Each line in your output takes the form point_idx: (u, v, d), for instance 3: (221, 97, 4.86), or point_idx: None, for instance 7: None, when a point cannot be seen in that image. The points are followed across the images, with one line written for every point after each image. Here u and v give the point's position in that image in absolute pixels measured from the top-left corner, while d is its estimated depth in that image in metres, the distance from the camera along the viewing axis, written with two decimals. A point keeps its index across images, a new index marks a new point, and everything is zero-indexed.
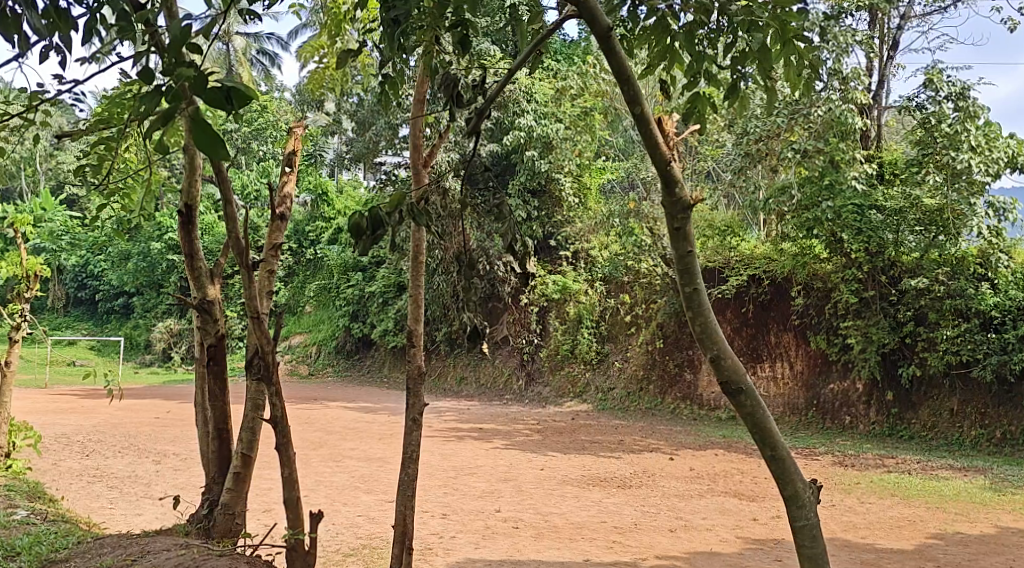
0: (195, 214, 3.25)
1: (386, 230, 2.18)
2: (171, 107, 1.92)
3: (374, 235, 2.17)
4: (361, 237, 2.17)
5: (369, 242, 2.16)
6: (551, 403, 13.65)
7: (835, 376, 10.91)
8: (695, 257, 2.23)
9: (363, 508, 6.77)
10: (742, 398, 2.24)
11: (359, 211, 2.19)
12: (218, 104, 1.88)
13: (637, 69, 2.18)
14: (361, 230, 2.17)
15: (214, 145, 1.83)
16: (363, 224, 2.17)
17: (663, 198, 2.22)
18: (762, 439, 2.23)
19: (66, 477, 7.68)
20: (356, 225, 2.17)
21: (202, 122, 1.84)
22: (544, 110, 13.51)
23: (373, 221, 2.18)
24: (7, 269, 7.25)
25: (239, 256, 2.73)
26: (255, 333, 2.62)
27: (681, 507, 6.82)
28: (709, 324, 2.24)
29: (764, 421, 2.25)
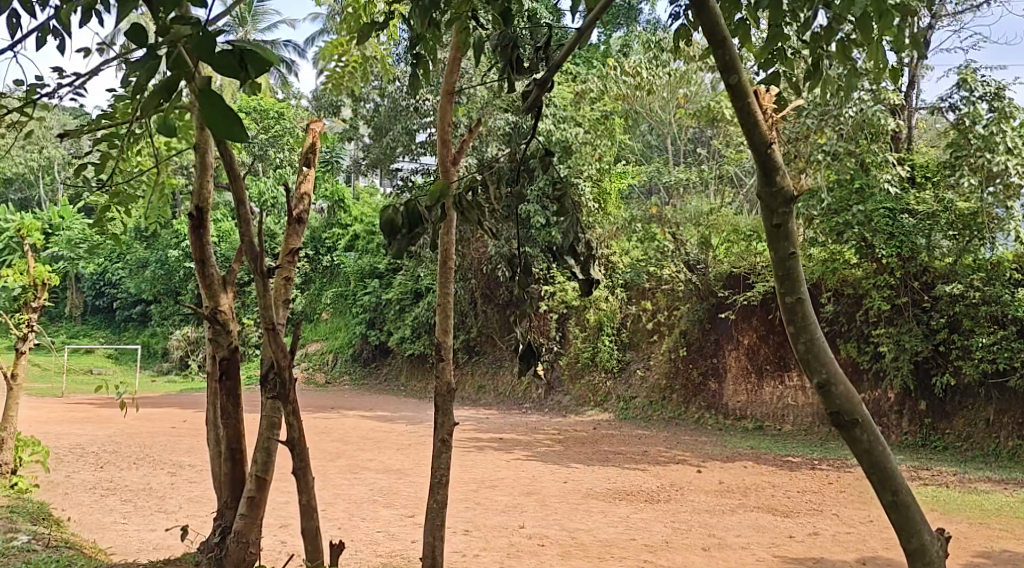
0: (205, 215, 2.99)
1: (423, 228, 1.96)
2: (173, 77, 1.71)
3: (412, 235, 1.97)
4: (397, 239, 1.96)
5: (408, 243, 1.95)
6: (571, 412, 13.40)
7: (865, 385, 10.63)
8: (797, 259, 2.01)
9: (382, 524, 6.55)
10: (858, 432, 2.00)
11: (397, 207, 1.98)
12: (232, 71, 1.68)
13: (732, 31, 1.96)
14: (397, 229, 1.96)
15: (233, 121, 1.61)
16: (397, 219, 1.96)
17: (761, 187, 2.00)
18: (882, 481, 1.99)
19: (79, 491, 7.50)
20: (387, 223, 1.96)
21: (213, 96, 1.64)
22: (564, 114, 13.08)
23: (411, 217, 1.97)
24: (14, 277, 7.10)
25: (253, 261, 2.49)
26: (271, 347, 2.36)
27: (713, 523, 6.56)
28: (815, 341, 2.01)
29: (883, 459, 2.00)
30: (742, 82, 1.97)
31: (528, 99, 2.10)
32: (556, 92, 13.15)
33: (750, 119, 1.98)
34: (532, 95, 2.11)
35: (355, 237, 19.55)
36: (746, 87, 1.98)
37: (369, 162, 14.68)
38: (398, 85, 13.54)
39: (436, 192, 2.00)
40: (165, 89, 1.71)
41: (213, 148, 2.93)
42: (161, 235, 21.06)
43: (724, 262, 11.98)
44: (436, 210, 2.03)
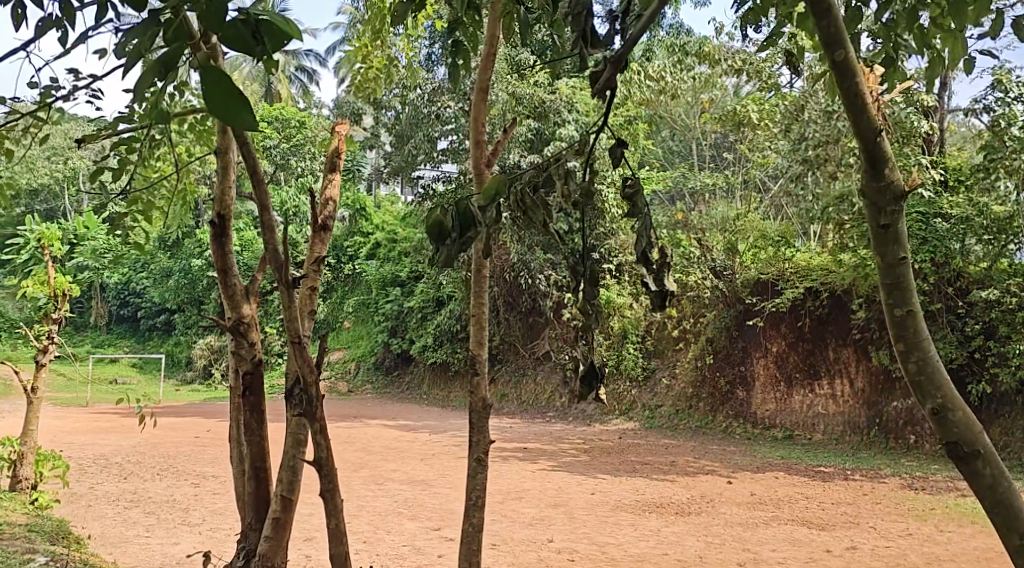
0: (227, 224, 2.67)
1: (476, 232, 1.83)
2: (174, 50, 1.51)
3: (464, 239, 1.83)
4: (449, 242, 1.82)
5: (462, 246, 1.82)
6: (596, 421, 13.27)
7: (898, 394, 10.38)
8: (907, 267, 1.84)
9: (408, 537, 6.42)
10: (979, 464, 1.79)
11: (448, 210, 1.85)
12: (244, 44, 1.48)
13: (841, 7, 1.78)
14: (448, 233, 1.83)
15: (238, 104, 1.44)
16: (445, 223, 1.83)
17: (869, 186, 1.84)
18: (1004, 516, 1.77)
19: (102, 503, 7.43)
20: (435, 227, 1.83)
21: (217, 73, 1.46)
22: (587, 120, 13.02)
23: (462, 219, 1.83)
24: (34, 288, 7.03)
25: (278, 272, 2.28)
26: (295, 360, 2.20)
27: (748, 537, 6.39)
28: (929, 360, 1.83)
29: (1006, 493, 1.78)
30: (847, 61, 1.79)
31: (602, 78, 1.88)
32: (578, 97, 13.04)
33: (859, 103, 1.80)
34: (604, 75, 1.89)
35: (377, 245, 19.56)
36: (854, 67, 1.79)
37: (390, 169, 14.55)
38: (421, 92, 13.49)
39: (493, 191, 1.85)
40: (167, 63, 1.51)
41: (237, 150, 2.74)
42: (185, 244, 21.11)
43: (752, 269, 11.75)
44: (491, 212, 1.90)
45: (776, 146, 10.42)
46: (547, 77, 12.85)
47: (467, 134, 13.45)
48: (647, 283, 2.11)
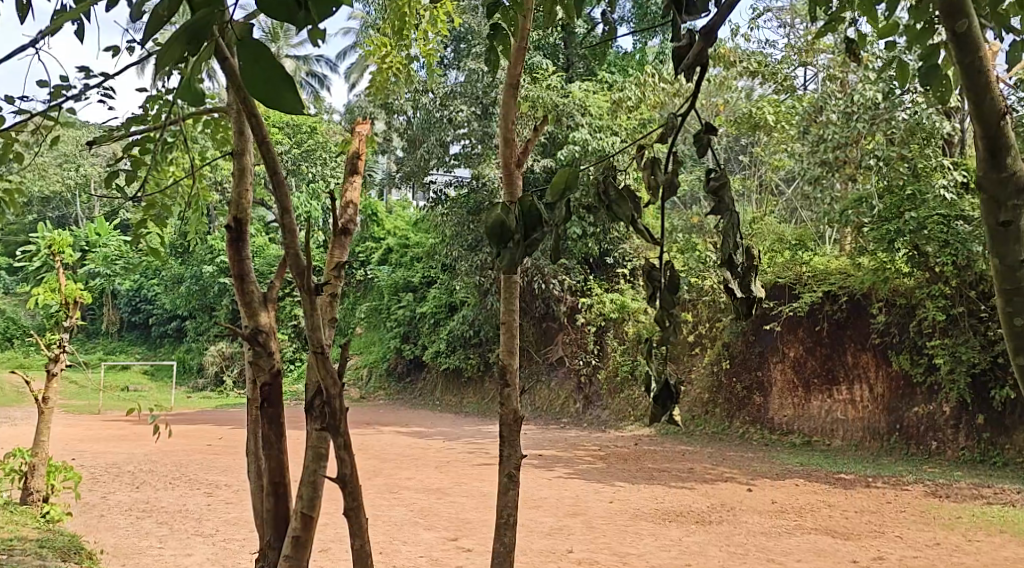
0: (244, 228, 2.57)
1: (541, 234, 1.67)
2: (202, 16, 1.32)
3: (526, 243, 1.67)
4: (510, 244, 1.67)
5: (526, 251, 1.67)
6: (611, 427, 13.15)
7: (919, 400, 10.23)
8: None
9: (425, 548, 6.31)
10: None
11: (511, 209, 1.69)
12: (285, 11, 1.26)
13: None
14: (511, 235, 1.67)
15: (271, 91, 1.31)
16: (504, 221, 1.67)
17: (989, 185, 1.68)
18: None
19: (115, 514, 7.34)
20: (497, 226, 1.67)
21: (258, 48, 1.33)
22: (601, 123, 12.82)
23: (526, 220, 1.67)
24: (45, 296, 6.94)
25: (298, 277, 2.11)
26: (317, 370, 2.07)
27: (772, 548, 6.26)
28: None
29: None
30: (970, 31, 1.63)
31: (692, 53, 1.74)
32: (592, 101, 12.92)
33: (982, 81, 1.64)
34: (693, 53, 1.76)
35: (389, 251, 19.58)
36: (977, 38, 1.63)
37: (402, 175, 14.30)
38: (433, 96, 13.43)
39: (559, 186, 1.71)
40: (195, 29, 1.32)
41: (254, 154, 2.64)
42: (196, 251, 21.07)
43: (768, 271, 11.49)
44: (559, 209, 1.74)
45: (793, 149, 10.29)
46: (559, 80, 12.78)
47: (480, 139, 13.41)
48: (730, 289, 1.99)
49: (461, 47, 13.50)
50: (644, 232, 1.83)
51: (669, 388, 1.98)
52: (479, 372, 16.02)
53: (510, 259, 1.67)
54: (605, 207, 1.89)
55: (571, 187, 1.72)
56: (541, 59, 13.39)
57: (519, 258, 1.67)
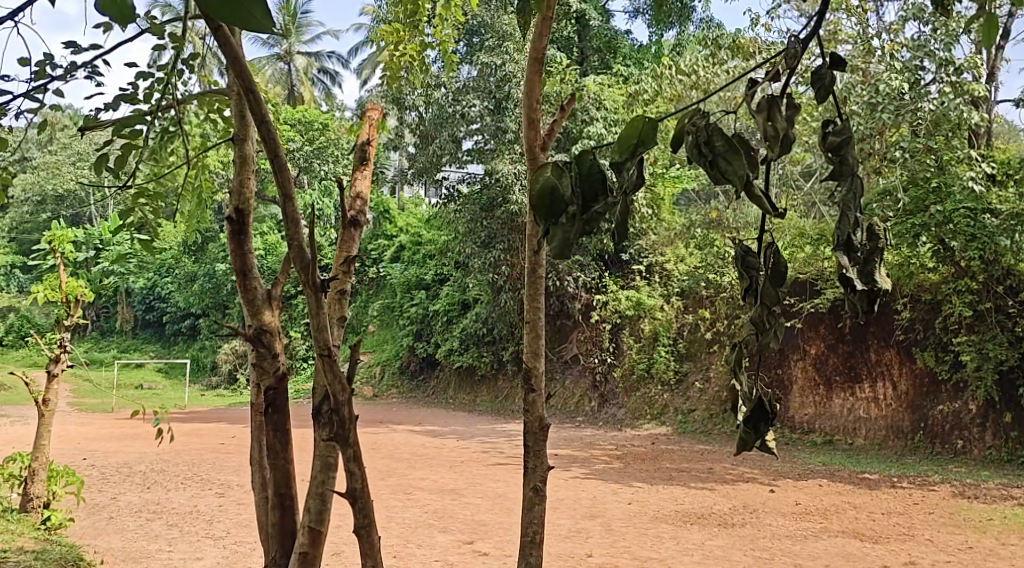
0: (246, 218, 2.38)
1: (602, 205, 1.51)
2: None
3: (585, 216, 1.51)
4: (562, 219, 1.51)
5: (586, 228, 1.50)
6: (627, 425, 12.97)
7: (944, 397, 10.02)
8: None
9: (439, 552, 6.13)
10: None
11: (568, 176, 1.51)
12: None
13: None
14: (564, 206, 1.51)
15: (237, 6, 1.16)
16: (556, 185, 1.50)
17: None
18: None
19: (123, 516, 7.19)
20: (547, 194, 1.50)
21: None
22: (615, 117, 12.71)
23: (583, 186, 1.51)
24: (46, 293, 6.74)
25: (302, 271, 1.92)
26: (327, 374, 1.88)
27: (798, 552, 6.06)
28: None
29: None
30: None
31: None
32: (607, 95, 12.82)
33: None
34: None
35: (401, 248, 19.49)
36: None
37: (414, 171, 14.12)
38: (445, 91, 13.24)
39: (628, 143, 1.53)
40: None
41: (256, 142, 2.46)
42: (209, 249, 21.01)
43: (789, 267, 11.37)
44: (630, 169, 1.55)
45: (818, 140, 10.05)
46: (572, 74, 12.64)
47: (493, 134, 13.21)
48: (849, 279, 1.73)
49: (473, 40, 13.30)
50: (759, 197, 1.53)
51: (763, 405, 1.84)
52: (492, 370, 15.86)
53: (564, 235, 1.51)
54: (707, 166, 1.55)
55: (644, 143, 1.54)
56: (553, 53, 13.22)
57: (578, 234, 1.51)
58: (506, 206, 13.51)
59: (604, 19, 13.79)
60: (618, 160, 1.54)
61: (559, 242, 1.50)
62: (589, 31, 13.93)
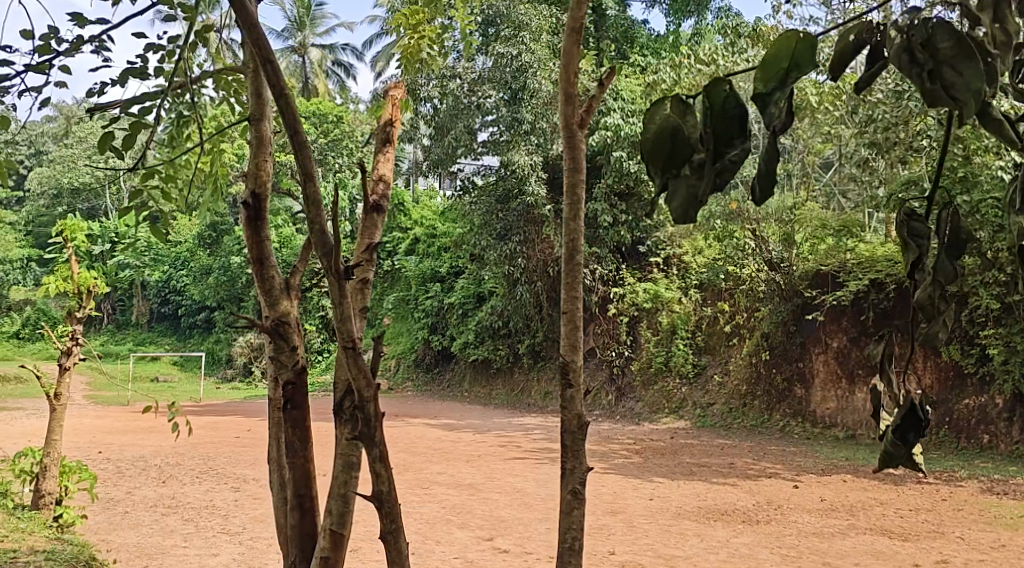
0: (263, 204, 2.26)
1: (738, 151, 1.18)
2: None
3: (722, 165, 1.19)
4: (686, 168, 1.22)
5: (717, 181, 1.19)
6: (644, 419, 12.84)
7: (970, 391, 9.87)
8: None
9: (459, 549, 6.02)
10: None
11: (697, 113, 1.22)
12: None
13: None
14: (690, 153, 1.21)
15: None
16: (680, 122, 1.22)
17: None
18: None
19: (138, 511, 7.10)
20: (669, 134, 1.22)
21: None
22: (632, 107, 12.53)
23: (719, 128, 1.19)
24: (58, 284, 6.58)
25: (324, 259, 1.78)
26: (349, 368, 1.75)
27: (826, 550, 5.91)
28: None
29: None
30: None
31: None
32: (624, 85, 12.65)
33: None
34: None
35: (416, 241, 19.40)
36: None
37: (429, 164, 13.94)
38: (461, 82, 13.17)
39: (776, 67, 1.16)
40: None
41: (273, 121, 2.34)
42: (224, 242, 20.98)
43: (810, 260, 11.27)
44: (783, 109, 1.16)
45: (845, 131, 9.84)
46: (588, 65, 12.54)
47: (509, 126, 13.02)
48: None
49: (490, 31, 13.16)
50: None
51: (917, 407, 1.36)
52: (508, 363, 15.75)
53: (690, 189, 1.21)
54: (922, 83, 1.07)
55: (799, 68, 1.16)
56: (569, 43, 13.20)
57: (707, 187, 1.19)
58: (522, 198, 13.38)
59: (621, 8, 13.61)
60: (761, 92, 1.16)
61: (680, 198, 1.22)
62: (606, 21, 13.77)
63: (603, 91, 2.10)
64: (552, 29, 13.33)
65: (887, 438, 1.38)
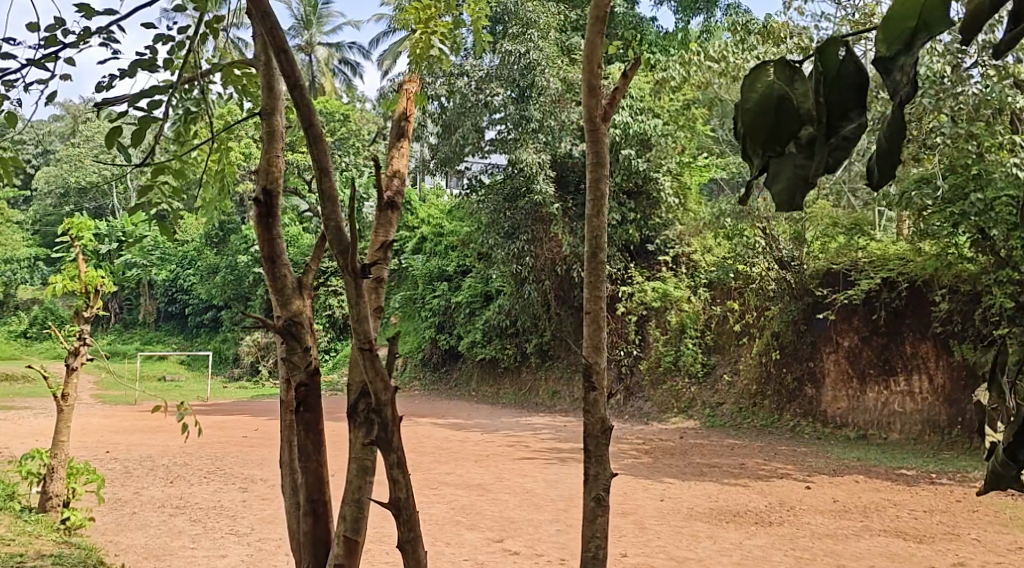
0: (275, 201, 2.20)
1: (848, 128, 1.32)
2: None
3: (830, 139, 1.33)
4: (791, 144, 1.34)
5: (826, 158, 1.33)
6: (653, 419, 12.75)
7: (984, 391, 9.67)
8: None
9: (469, 550, 5.96)
10: None
11: (804, 92, 1.34)
12: None
13: None
14: (799, 131, 1.34)
15: None
16: (785, 94, 1.33)
17: None
18: None
19: (147, 511, 7.06)
20: (779, 114, 1.34)
21: None
22: (641, 105, 12.44)
23: (830, 109, 1.32)
24: (64, 284, 6.54)
25: (341, 258, 1.72)
26: (368, 369, 1.69)
27: (840, 552, 5.84)
28: None
29: None
30: None
31: None
32: (633, 82, 12.56)
33: None
34: None
35: (423, 240, 19.34)
36: None
37: (436, 163, 13.91)
38: (469, 79, 13.02)
39: (897, 40, 1.26)
40: None
41: (285, 115, 2.27)
42: (231, 241, 20.95)
43: (821, 258, 11.20)
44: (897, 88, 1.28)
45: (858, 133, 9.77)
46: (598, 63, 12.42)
47: (517, 124, 12.94)
48: None
49: (498, 28, 13.09)
50: None
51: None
52: (516, 363, 15.68)
53: (796, 166, 1.35)
54: None
55: (922, 35, 1.25)
56: (576, 41, 13.21)
57: (819, 165, 1.33)
58: (530, 197, 13.29)
59: (629, 7, 13.56)
60: (880, 62, 1.28)
61: (786, 174, 1.36)
62: (614, 19, 13.77)
63: (626, 85, 2.04)
64: (561, 26, 13.27)
65: (996, 457, 1.52)
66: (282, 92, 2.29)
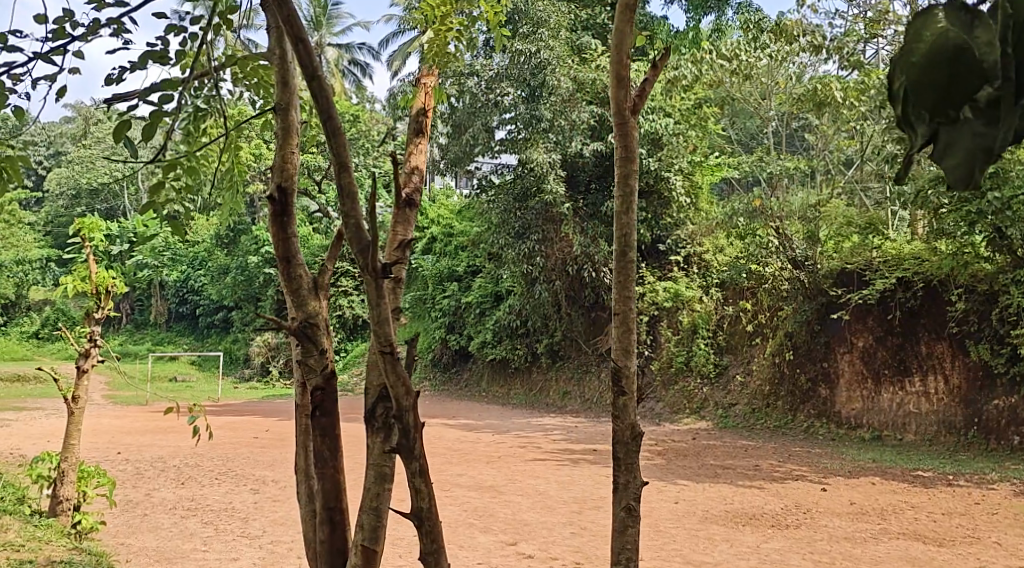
0: (290, 199, 2.15)
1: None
2: None
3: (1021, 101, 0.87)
4: (963, 110, 0.87)
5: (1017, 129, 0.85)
6: (665, 420, 12.66)
7: (1000, 391, 9.59)
8: None
9: (482, 554, 5.89)
10: None
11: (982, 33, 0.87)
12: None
13: None
14: (976, 90, 0.87)
15: None
16: (962, 38, 0.86)
17: None
18: None
19: (158, 513, 7.02)
20: (943, 67, 0.87)
21: None
22: (652, 104, 12.39)
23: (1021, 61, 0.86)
24: (74, 285, 6.49)
25: (361, 258, 1.68)
26: (388, 373, 1.64)
27: (860, 556, 5.75)
28: None
29: None
30: None
31: None
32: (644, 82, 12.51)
33: None
34: None
35: (433, 240, 19.31)
36: None
37: (447, 163, 13.91)
38: (479, 79, 13.00)
39: None
40: None
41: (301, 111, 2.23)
42: (241, 241, 20.95)
43: (835, 257, 11.11)
44: None
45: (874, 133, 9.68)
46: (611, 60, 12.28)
47: (527, 124, 12.90)
48: None
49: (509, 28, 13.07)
50: None
51: None
52: (526, 363, 15.63)
53: (975, 135, 0.86)
54: None
55: None
56: (586, 40, 13.21)
57: (1004, 137, 0.85)
58: (541, 196, 13.23)
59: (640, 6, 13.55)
60: None
61: (963, 148, 0.86)
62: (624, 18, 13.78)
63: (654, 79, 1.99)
64: (572, 26, 13.27)
65: None
66: (298, 88, 2.25)
